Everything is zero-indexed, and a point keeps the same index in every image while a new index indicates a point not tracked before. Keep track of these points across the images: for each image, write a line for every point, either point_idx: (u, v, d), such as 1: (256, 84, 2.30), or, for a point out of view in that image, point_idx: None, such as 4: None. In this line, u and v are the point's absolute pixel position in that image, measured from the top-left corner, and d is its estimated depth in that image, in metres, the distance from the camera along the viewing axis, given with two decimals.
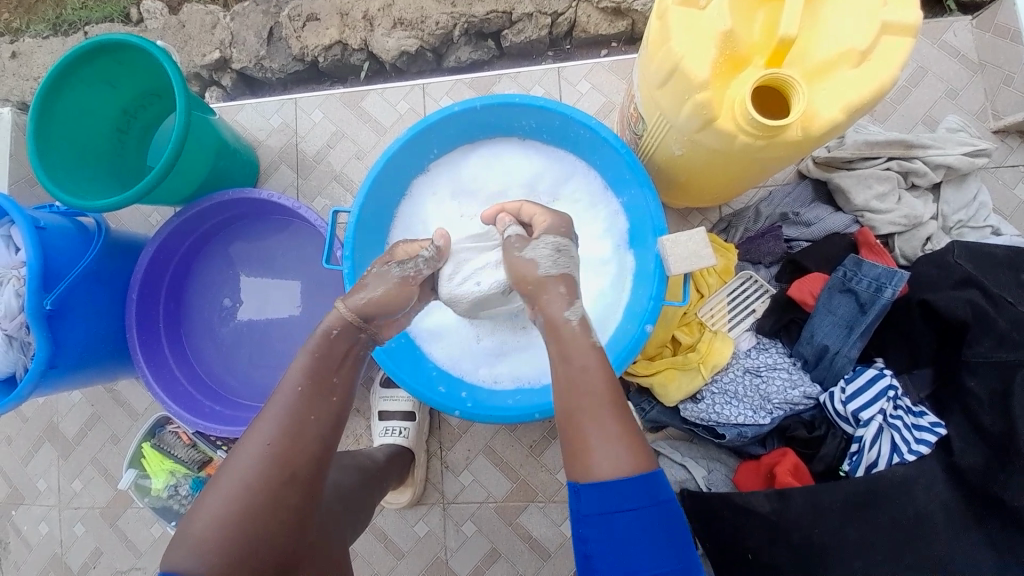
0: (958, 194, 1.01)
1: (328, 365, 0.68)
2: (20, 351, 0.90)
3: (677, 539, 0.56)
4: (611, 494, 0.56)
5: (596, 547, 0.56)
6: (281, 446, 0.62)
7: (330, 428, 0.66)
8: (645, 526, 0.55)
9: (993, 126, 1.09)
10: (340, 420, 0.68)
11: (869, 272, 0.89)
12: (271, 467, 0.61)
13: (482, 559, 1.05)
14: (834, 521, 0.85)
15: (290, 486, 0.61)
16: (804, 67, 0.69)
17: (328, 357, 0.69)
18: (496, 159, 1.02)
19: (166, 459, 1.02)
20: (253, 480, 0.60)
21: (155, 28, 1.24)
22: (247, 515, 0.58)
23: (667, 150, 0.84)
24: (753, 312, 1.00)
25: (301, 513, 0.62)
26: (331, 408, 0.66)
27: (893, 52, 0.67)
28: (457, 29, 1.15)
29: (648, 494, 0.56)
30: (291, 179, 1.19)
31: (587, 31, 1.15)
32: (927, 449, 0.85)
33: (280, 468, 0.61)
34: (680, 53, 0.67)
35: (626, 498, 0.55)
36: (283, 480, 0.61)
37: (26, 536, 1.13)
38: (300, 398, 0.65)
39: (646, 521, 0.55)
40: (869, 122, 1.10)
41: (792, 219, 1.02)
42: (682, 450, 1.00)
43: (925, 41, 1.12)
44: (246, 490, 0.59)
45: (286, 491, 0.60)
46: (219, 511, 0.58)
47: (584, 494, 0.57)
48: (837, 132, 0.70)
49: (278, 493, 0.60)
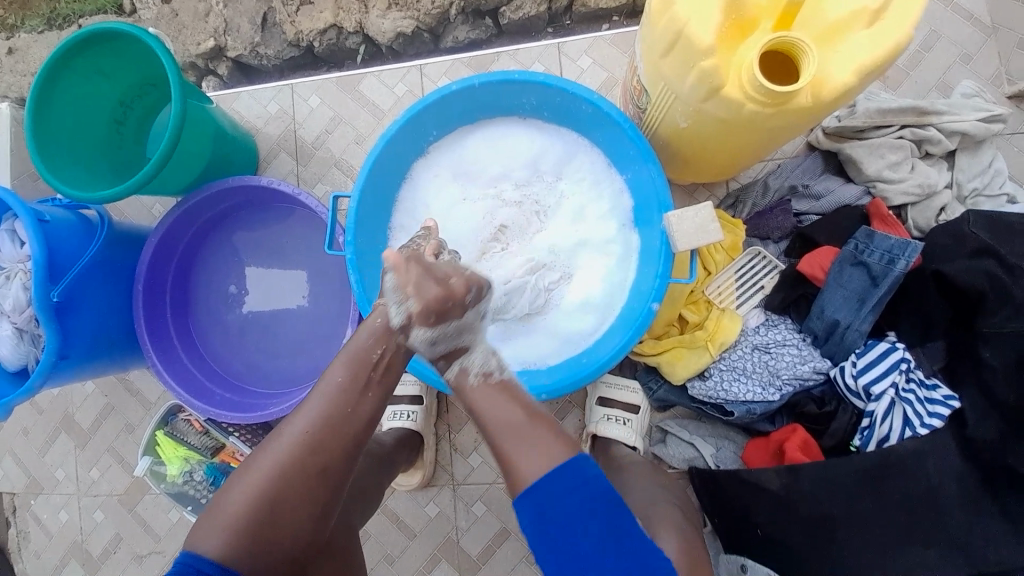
0: (973, 162, 0.97)
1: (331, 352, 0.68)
2: (31, 344, 0.90)
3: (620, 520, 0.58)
4: (544, 495, 0.57)
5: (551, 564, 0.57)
6: (316, 437, 0.62)
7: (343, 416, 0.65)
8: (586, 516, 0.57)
9: (1009, 91, 1.05)
10: (373, 421, 0.67)
11: (881, 244, 0.88)
12: (304, 456, 0.61)
13: (493, 537, 1.06)
14: (845, 494, 0.84)
15: (322, 477, 0.62)
16: (814, 29, 0.66)
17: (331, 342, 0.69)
18: (499, 138, 1.00)
19: (181, 446, 1.03)
20: (286, 471, 0.61)
21: (148, 17, 1.22)
22: (275, 500, 0.60)
23: (672, 122, 0.82)
24: (762, 289, 0.98)
25: (327, 503, 0.63)
26: (336, 394, 0.65)
27: (909, 9, 0.64)
28: (453, 8, 1.12)
29: (577, 482, 0.58)
30: (290, 166, 1.18)
31: (587, 5, 1.12)
32: (939, 423, 0.84)
33: (311, 458, 0.62)
34: (684, 18, 0.65)
35: (559, 493, 0.57)
36: (316, 470, 0.62)
37: (47, 525, 1.16)
38: (341, 391, 0.65)
39: (581, 512, 0.57)
40: (880, 89, 1.06)
41: (801, 192, 0.99)
42: (690, 428, 0.99)
43: (938, 2, 1.07)
44: (278, 476, 0.60)
45: (318, 481, 0.62)
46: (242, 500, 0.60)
47: (523, 509, 0.58)
48: (849, 97, 0.67)
49: (309, 482, 0.61)
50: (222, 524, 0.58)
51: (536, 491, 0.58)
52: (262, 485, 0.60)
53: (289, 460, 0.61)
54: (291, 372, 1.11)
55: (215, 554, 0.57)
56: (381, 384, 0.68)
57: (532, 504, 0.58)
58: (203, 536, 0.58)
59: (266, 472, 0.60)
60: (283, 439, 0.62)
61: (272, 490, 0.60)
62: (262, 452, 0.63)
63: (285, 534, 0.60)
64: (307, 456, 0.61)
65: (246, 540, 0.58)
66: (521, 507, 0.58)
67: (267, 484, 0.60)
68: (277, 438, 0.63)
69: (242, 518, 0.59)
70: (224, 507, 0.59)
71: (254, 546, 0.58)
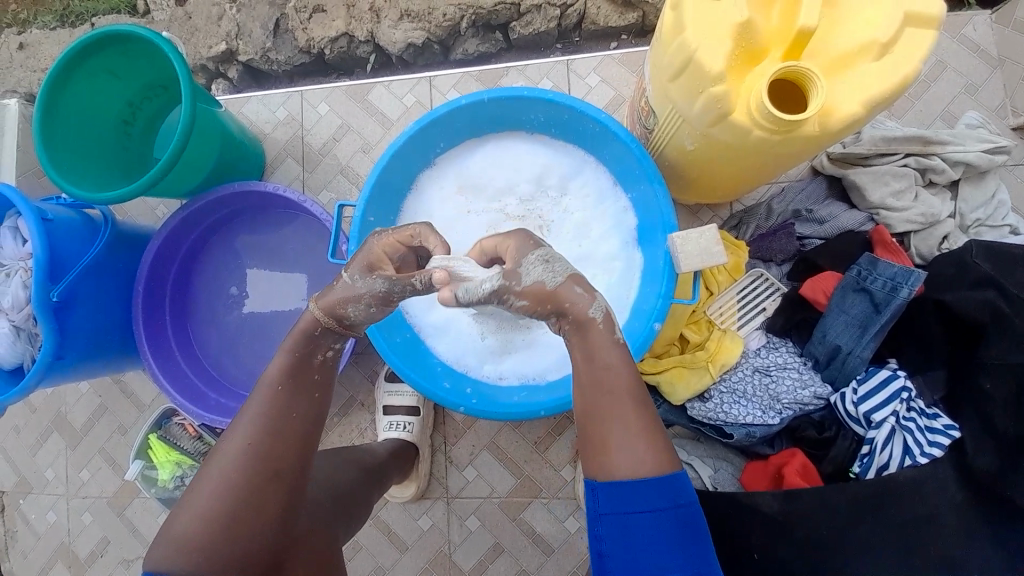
0: (976, 192, 0.98)
1: (312, 367, 0.68)
2: (27, 343, 0.89)
3: (692, 548, 0.55)
4: (623, 491, 0.57)
5: (610, 546, 0.57)
6: None
7: (315, 423, 0.67)
8: (655, 524, 0.56)
9: (1013, 123, 1.06)
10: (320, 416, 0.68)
11: (885, 271, 0.88)
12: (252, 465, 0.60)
13: (486, 553, 1.04)
14: (843, 519, 0.83)
15: (277, 484, 0.61)
16: (823, 59, 0.67)
17: (314, 368, 0.68)
18: (504, 153, 1.00)
19: (173, 450, 1.03)
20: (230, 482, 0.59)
21: (161, 20, 1.23)
22: (232, 515, 0.58)
23: (678, 145, 0.83)
24: (764, 311, 0.98)
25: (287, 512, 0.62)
26: (277, 398, 0.65)
27: (915, 45, 0.65)
28: (464, 21, 1.13)
29: (664, 493, 0.56)
30: (297, 172, 1.18)
31: (597, 23, 1.13)
32: (939, 453, 0.84)
33: (265, 464, 0.61)
34: (694, 45, 0.66)
35: (637, 498, 0.56)
36: (271, 474, 0.61)
37: (35, 525, 1.14)
38: (280, 398, 0.65)
39: (652, 520, 0.56)
40: (885, 117, 1.07)
41: (805, 216, 1.00)
42: (688, 448, 0.98)
43: (944, 34, 1.09)
44: (230, 487, 0.59)
45: (269, 487, 0.61)
46: (202, 510, 0.58)
47: (602, 494, 0.58)
48: (855, 127, 0.68)
49: (260, 487, 0.60)
50: (202, 527, 0.57)
51: (625, 485, 0.57)
52: (216, 500, 0.59)
53: (263, 470, 0.61)
54: None
55: (171, 555, 0.56)
56: (324, 383, 0.70)
57: (610, 501, 0.57)
58: (162, 554, 0.57)
59: (224, 481, 0.59)
60: (230, 450, 0.61)
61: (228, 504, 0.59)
62: (208, 469, 0.61)
63: (243, 543, 0.58)
64: (265, 464, 0.61)
65: (205, 554, 0.56)
66: (596, 494, 0.59)
67: (218, 495, 0.59)
68: (238, 450, 0.61)
69: (194, 530, 0.57)
70: (196, 523, 0.58)
71: (210, 560, 0.56)
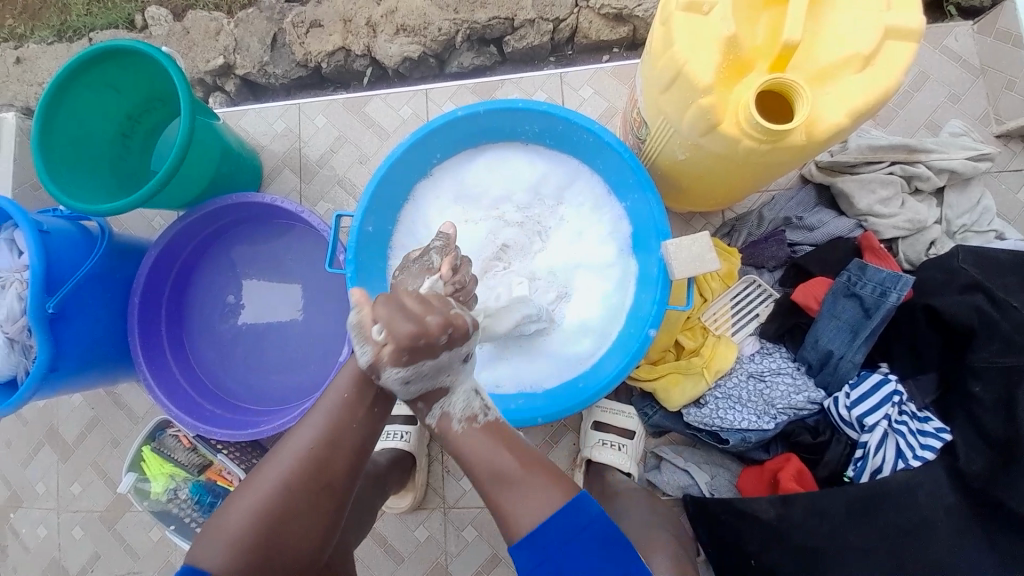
0: (961, 199, 1.00)
1: None
2: (21, 355, 0.89)
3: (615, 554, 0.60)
4: (538, 542, 0.60)
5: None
6: (321, 457, 0.62)
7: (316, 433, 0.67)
8: (579, 550, 0.60)
9: (996, 131, 1.09)
10: (365, 444, 0.66)
11: (873, 276, 0.89)
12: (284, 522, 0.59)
13: (482, 564, 1.04)
14: (840, 523, 0.84)
15: (285, 505, 0.60)
16: (808, 71, 0.69)
17: None
18: (499, 162, 1.02)
19: (167, 462, 1.02)
20: (277, 496, 0.60)
21: (160, 34, 1.24)
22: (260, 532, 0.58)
23: (670, 155, 0.84)
24: (757, 317, 0.99)
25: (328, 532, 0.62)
26: None
27: (895, 57, 0.67)
28: (459, 35, 1.15)
29: (571, 526, 0.61)
30: (293, 183, 1.19)
31: (589, 37, 1.16)
32: (932, 455, 0.85)
33: (304, 512, 0.60)
34: (683, 58, 0.68)
35: (552, 538, 0.60)
36: (313, 500, 0.61)
37: (26, 540, 1.13)
38: None
39: (578, 550, 0.60)
40: (871, 127, 1.10)
41: (795, 223, 1.01)
42: (685, 455, 0.99)
43: (927, 46, 1.12)
44: (263, 557, 0.58)
45: (302, 543, 0.60)
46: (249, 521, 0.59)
47: (521, 556, 0.60)
48: (840, 136, 0.70)
49: (306, 515, 0.60)
50: (220, 536, 0.58)
51: (530, 538, 0.60)
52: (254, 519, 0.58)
53: (294, 482, 0.60)
54: (284, 387, 1.10)
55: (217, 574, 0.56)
56: (379, 406, 0.69)
57: (529, 553, 0.60)
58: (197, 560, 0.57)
59: (256, 501, 0.59)
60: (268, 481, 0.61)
61: (274, 516, 0.59)
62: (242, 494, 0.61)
63: (283, 553, 0.59)
64: (297, 482, 0.60)
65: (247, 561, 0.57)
66: (517, 556, 0.60)
67: (258, 510, 0.59)
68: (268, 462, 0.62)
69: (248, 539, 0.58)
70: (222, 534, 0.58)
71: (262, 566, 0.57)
